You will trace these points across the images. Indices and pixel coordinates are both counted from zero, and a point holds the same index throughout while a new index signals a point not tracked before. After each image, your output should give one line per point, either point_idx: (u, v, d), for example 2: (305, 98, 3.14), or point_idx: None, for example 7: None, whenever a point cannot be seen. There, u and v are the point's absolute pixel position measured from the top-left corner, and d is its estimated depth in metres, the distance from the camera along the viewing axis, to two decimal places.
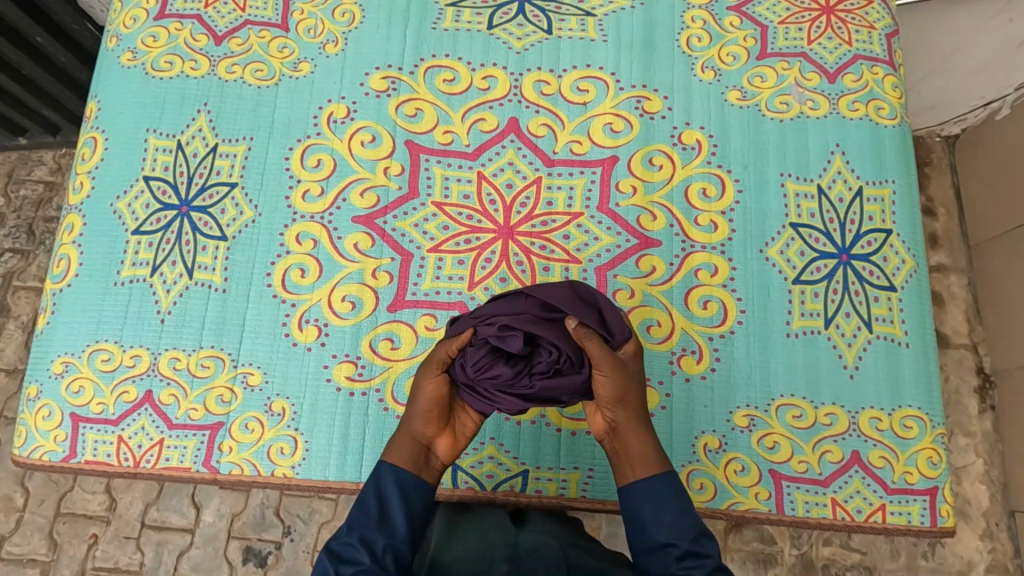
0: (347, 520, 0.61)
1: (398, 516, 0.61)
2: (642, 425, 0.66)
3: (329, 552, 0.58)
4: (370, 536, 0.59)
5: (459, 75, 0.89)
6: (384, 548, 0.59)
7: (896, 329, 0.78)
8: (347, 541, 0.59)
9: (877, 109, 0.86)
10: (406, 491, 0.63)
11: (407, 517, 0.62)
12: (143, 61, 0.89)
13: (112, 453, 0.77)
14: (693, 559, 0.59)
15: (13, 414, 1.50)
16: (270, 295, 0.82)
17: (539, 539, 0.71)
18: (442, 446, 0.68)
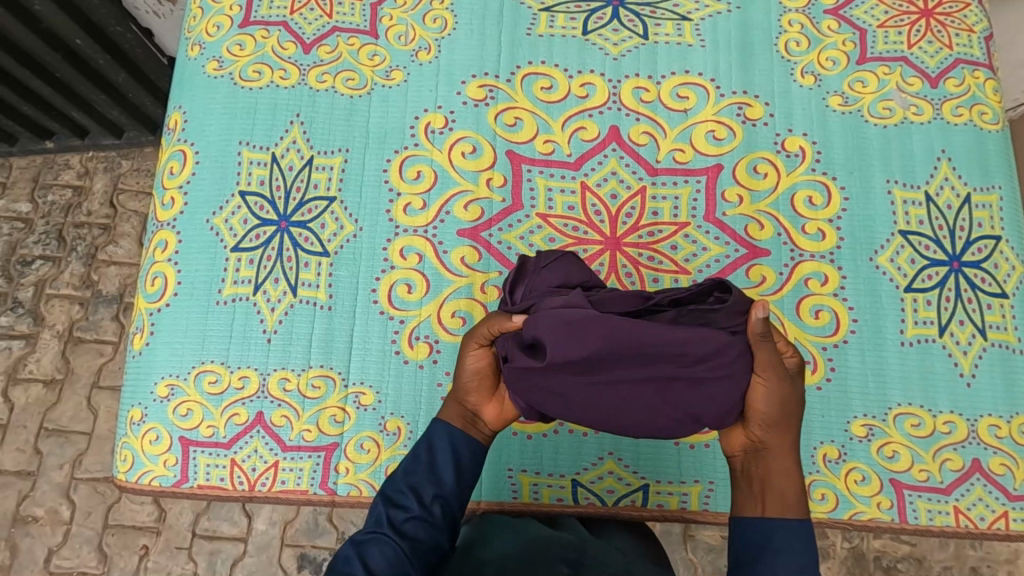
0: (402, 465, 0.65)
1: (449, 466, 0.65)
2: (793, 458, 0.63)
3: (384, 498, 0.63)
4: (422, 484, 0.63)
5: (557, 83, 0.87)
6: (436, 495, 0.63)
7: (1010, 336, 0.79)
8: (401, 491, 0.63)
9: (980, 113, 0.85)
10: (456, 444, 0.66)
11: (456, 468, 0.65)
12: (231, 70, 0.87)
13: (226, 477, 0.76)
14: None
15: (51, 424, 1.43)
16: (376, 311, 0.80)
17: (608, 552, 0.69)
18: (488, 413, 0.67)
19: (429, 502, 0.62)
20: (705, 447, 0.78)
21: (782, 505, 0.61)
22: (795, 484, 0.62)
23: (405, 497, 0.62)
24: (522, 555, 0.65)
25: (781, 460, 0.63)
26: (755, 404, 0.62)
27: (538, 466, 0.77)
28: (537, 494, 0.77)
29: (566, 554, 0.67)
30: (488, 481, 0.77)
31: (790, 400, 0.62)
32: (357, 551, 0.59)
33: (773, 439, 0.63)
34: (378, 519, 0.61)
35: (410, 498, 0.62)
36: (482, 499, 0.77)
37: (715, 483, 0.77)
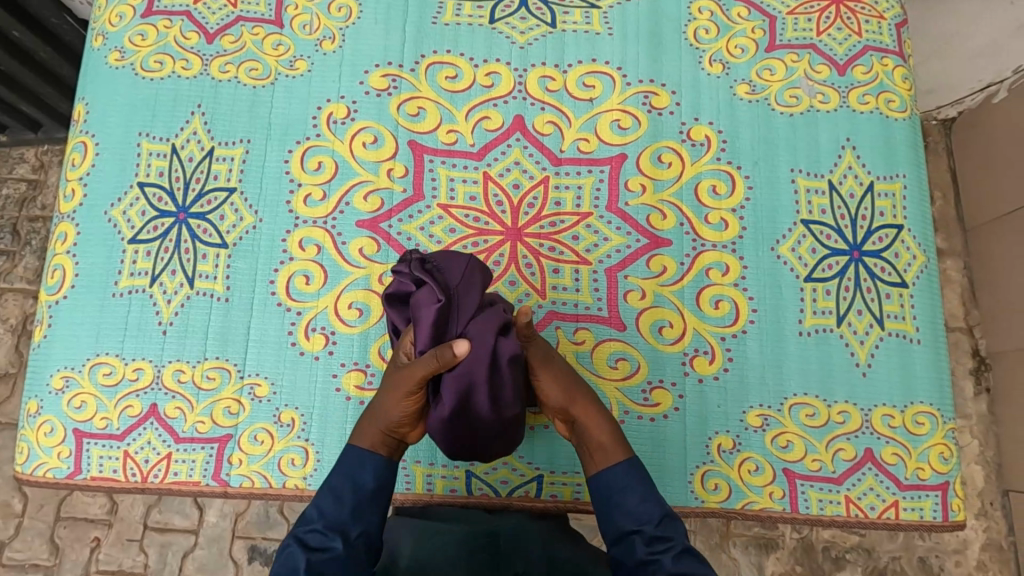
0: (314, 504, 0.61)
1: (369, 499, 0.62)
2: (602, 415, 0.65)
3: (297, 540, 0.58)
4: (342, 521, 0.60)
5: (462, 72, 0.86)
6: (358, 530, 0.60)
7: (908, 326, 0.79)
8: (315, 530, 0.59)
9: (888, 101, 0.85)
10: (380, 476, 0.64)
11: (375, 497, 0.62)
12: (132, 61, 0.86)
13: (118, 469, 0.76)
14: (660, 543, 0.57)
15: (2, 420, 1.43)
16: (274, 303, 0.80)
17: (521, 529, 0.69)
18: (412, 438, 0.68)
19: (350, 537, 0.59)
20: None
21: (605, 456, 0.63)
22: (612, 431, 0.64)
23: (323, 537, 0.58)
24: (439, 545, 0.64)
25: (592, 421, 0.65)
26: (546, 395, 0.66)
27: (432, 458, 0.77)
28: (431, 485, 0.77)
29: (481, 538, 0.65)
30: None
31: (562, 371, 0.67)
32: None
33: (581, 405, 0.65)
34: (292, 564, 0.55)
35: (332, 539, 0.58)
36: None
37: None
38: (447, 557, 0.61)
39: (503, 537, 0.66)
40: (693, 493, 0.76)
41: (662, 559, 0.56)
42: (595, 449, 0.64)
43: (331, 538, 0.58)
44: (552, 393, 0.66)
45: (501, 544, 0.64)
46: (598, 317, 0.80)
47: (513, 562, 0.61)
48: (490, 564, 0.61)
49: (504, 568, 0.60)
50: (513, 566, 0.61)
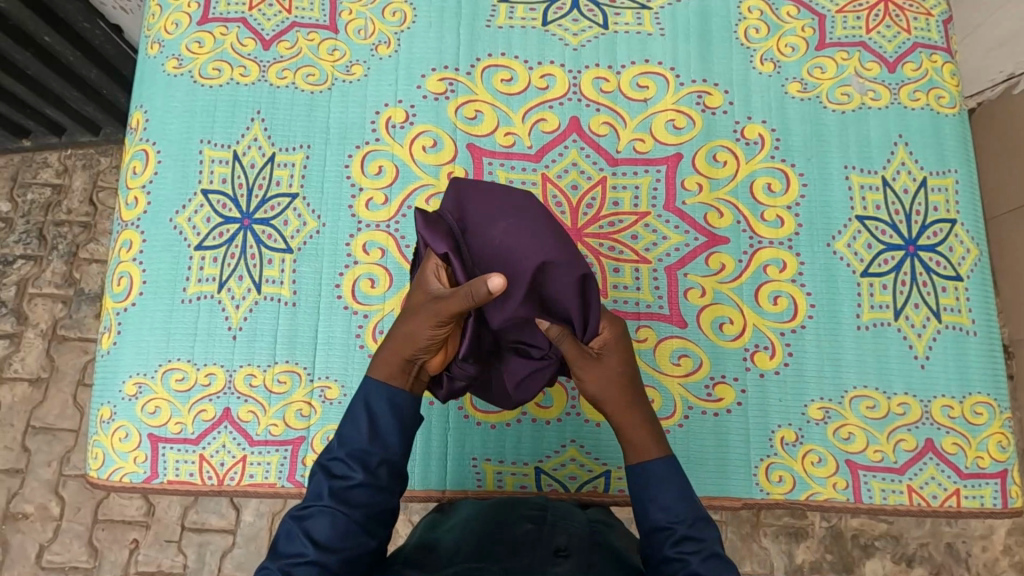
0: (338, 431, 0.57)
1: (391, 430, 0.57)
2: (638, 413, 0.60)
3: (323, 467, 0.55)
4: (365, 451, 0.55)
5: (517, 75, 0.87)
6: (382, 459, 0.56)
7: (964, 318, 0.80)
8: (338, 458, 0.55)
9: (937, 98, 0.86)
10: (398, 409, 0.58)
11: (401, 428, 0.57)
12: (190, 68, 0.87)
13: (195, 472, 0.77)
14: (692, 543, 0.54)
15: (26, 424, 1.37)
16: (340, 306, 0.81)
17: (571, 509, 0.71)
18: (434, 364, 0.61)
19: (376, 466, 0.55)
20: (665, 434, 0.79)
21: (638, 452, 0.59)
22: (648, 433, 0.60)
23: (346, 465, 0.55)
24: (487, 516, 0.67)
25: (625, 423, 0.60)
26: (582, 387, 0.61)
27: (501, 455, 0.79)
28: (501, 482, 0.79)
29: (532, 512, 0.68)
30: (452, 470, 0.79)
31: (619, 373, 0.61)
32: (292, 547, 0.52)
33: (618, 409, 0.60)
34: (318, 490, 0.54)
35: (354, 468, 0.54)
36: (446, 488, 0.78)
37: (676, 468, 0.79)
38: (494, 525, 0.64)
39: (553, 513, 0.68)
40: (759, 486, 0.77)
41: (687, 558, 0.53)
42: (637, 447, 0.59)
43: (353, 468, 0.54)
44: (589, 389, 0.61)
45: (549, 519, 0.67)
46: (660, 315, 0.81)
47: (556, 535, 0.62)
48: (533, 536, 0.62)
49: (545, 540, 0.61)
50: (555, 539, 0.62)
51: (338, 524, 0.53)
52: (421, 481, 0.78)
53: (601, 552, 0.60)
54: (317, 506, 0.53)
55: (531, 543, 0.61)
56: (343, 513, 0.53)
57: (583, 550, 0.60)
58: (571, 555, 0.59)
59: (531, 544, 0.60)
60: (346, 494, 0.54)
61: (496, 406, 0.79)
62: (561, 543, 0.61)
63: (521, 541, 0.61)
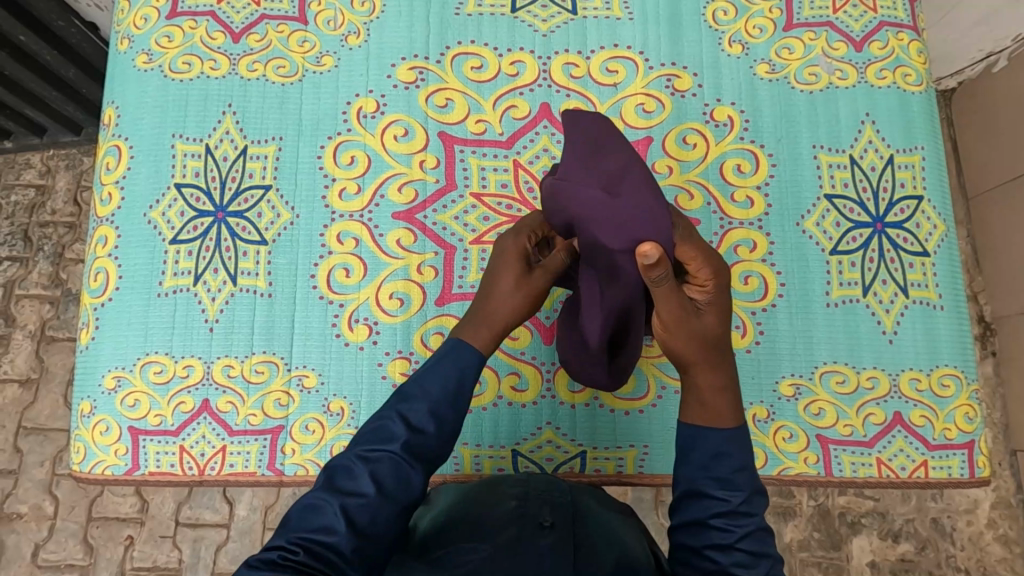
0: (412, 382, 0.57)
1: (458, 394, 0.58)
2: (718, 372, 0.58)
3: (397, 413, 0.56)
4: (438, 407, 0.56)
5: (487, 62, 0.88)
6: (449, 422, 0.57)
7: (931, 293, 0.82)
8: (417, 408, 0.56)
9: (904, 75, 0.87)
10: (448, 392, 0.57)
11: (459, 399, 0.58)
12: (160, 63, 0.87)
13: (176, 462, 0.78)
14: (740, 518, 0.53)
15: (17, 425, 1.38)
16: (316, 297, 0.82)
17: (552, 480, 0.70)
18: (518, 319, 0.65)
19: (445, 425, 0.57)
20: (639, 414, 0.81)
21: (713, 414, 0.57)
22: (724, 394, 0.58)
23: (421, 417, 0.56)
24: (470, 498, 0.66)
25: (700, 382, 0.58)
26: (665, 343, 0.59)
27: (478, 439, 0.80)
28: (479, 465, 0.80)
29: (515, 488, 0.67)
30: None
31: (700, 331, 0.57)
32: (349, 475, 0.53)
33: (696, 370, 0.58)
34: (390, 435, 0.54)
35: (429, 421, 0.56)
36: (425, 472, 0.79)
37: (650, 447, 0.80)
38: (478, 504, 0.64)
39: (535, 487, 0.67)
40: None
41: (732, 531, 0.53)
42: (717, 408, 0.57)
43: (429, 422, 0.55)
44: (674, 347, 0.58)
45: (532, 492, 0.66)
46: None
47: (541, 508, 0.62)
48: (519, 512, 0.61)
49: (530, 514, 0.61)
50: (541, 513, 0.61)
51: (402, 475, 0.53)
52: None
53: (586, 526, 0.61)
54: (387, 451, 0.54)
55: (515, 518, 0.60)
56: (407, 463, 0.54)
57: (568, 522, 0.60)
58: (558, 527, 0.59)
59: (517, 521, 0.60)
60: (414, 450, 0.55)
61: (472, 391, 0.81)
62: (547, 516, 0.60)
63: (506, 518, 0.60)
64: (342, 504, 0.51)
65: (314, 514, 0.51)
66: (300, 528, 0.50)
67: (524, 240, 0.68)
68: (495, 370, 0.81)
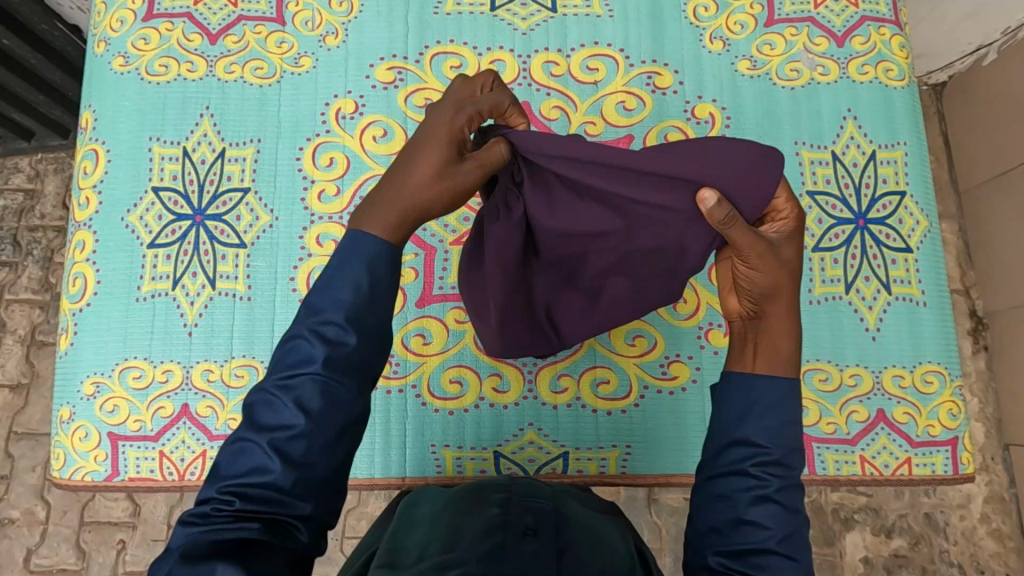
0: (318, 289, 0.45)
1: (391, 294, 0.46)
2: (795, 318, 0.51)
3: (309, 330, 0.43)
4: (358, 314, 0.44)
5: (466, 61, 0.87)
6: (376, 327, 0.45)
7: (914, 289, 0.81)
8: (331, 321, 0.44)
9: (886, 71, 0.86)
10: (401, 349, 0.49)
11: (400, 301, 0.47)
12: (137, 66, 0.86)
13: (156, 468, 0.78)
14: (779, 471, 0.46)
15: (9, 431, 1.37)
16: (296, 300, 0.81)
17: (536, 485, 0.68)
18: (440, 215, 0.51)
19: (368, 335, 0.44)
20: (622, 414, 0.80)
21: (773, 361, 0.49)
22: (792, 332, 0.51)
23: (339, 328, 0.43)
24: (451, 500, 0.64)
25: (780, 321, 0.51)
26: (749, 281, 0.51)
27: (460, 441, 0.79)
28: (461, 467, 0.79)
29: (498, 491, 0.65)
30: (411, 456, 0.79)
31: (790, 261, 0.51)
32: (274, 401, 0.43)
33: (784, 304, 0.50)
34: (305, 356, 0.43)
35: (348, 332, 0.44)
36: (407, 474, 0.79)
37: (632, 446, 0.80)
38: (460, 506, 0.61)
39: (519, 489, 0.65)
40: None
41: (770, 484, 0.45)
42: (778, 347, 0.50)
43: (348, 333, 0.43)
44: (761, 282, 0.50)
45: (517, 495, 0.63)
46: None
47: (525, 512, 0.59)
48: (504, 518, 0.59)
49: (514, 519, 0.59)
50: (526, 517, 0.59)
51: (331, 394, 0.43)
52: (381, 469, 0.79)
53: (571, 528, 0.59)
54: (305, 374, 0.42)
55: (498, 524, 0.58)
56: (334, 380, 0.43)
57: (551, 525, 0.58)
58: (542, 533, 0.56)
59: (501, 527, 0.57)
60: (339, 363, 0.43)
61: (453, 393, 0.80)
62: (531, 521, 0.58)
63: (488, 523, 0.58)
64: (270, 439, 0.41)
65: (243, 454, 0.42)
66: (232, 471, 0.42)
67: (463, 120, 0.50)
68: (477, 372, 0.80)
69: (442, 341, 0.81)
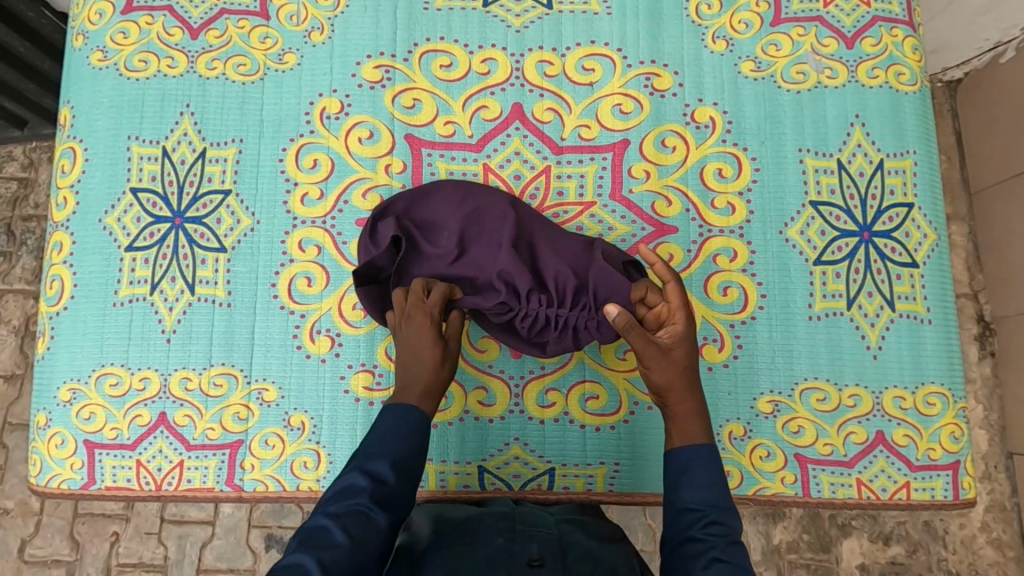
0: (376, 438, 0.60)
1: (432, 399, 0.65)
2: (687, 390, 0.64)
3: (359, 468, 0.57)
4: (399, 456, 0.59)
5: (457, 60, 0.83)
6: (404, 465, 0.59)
7: (919, 306, 0.78)
8: (377, 464, 0.58)
9: (897, 74, 0.82)
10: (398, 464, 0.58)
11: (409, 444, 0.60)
12: (115, 61, 0.83)
13: (132, 477, 0.76)
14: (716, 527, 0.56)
15: None
16: (277, 307, 0.79)
17: (538, 513, 0.65)
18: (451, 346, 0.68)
19: (402, 473, 0.58)
20: (610, 430, 0.78)
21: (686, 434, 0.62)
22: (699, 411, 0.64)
23: (381, 469, 0.57)
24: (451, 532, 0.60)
25: (686, 407, 0.64)
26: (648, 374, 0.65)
27: (444, 455, 0.77)
28: (444, 482, 0.77)
29: (499, 521, 0.61)
30: None
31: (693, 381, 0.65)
32: (313, 551, 0.51)
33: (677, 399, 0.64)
34: (356, 489, 0.56)
35: (389, 470, 0.57)
36: None
37: (620, 464, 0.77)
38: (459, 539, 0.58)
39: (521, 520, 0.62)
40: None
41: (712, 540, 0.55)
42: (688, 430, 0.62)
43: (389, 471, 0.57)
44: (656, 377, 0.64)
45: (519, 526, 0.60)
46: None
47: (528, 544, 0.56)
48: (506, 548, 0.55)
49: (518, 551, 0.55)
50: (528, 548, 0.55)
51: (369, 524, 0.54)
52: None
53: (576, 561, 0.54)
54: (352, 505, 0.55)
55: (505, 554, 0.54)
56: (376, 513, 0.55)
57: (557, 557, 0.55)
58: (548, 565, 0.53)
59: (504, 561, 0.53)
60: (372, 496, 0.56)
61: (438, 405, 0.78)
62: (535, 552, 0.54)
63: (493, 554, 0.54)
64: (319, 560, 0.51)
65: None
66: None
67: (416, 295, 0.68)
68: (462, 384, 0.78)
69: None
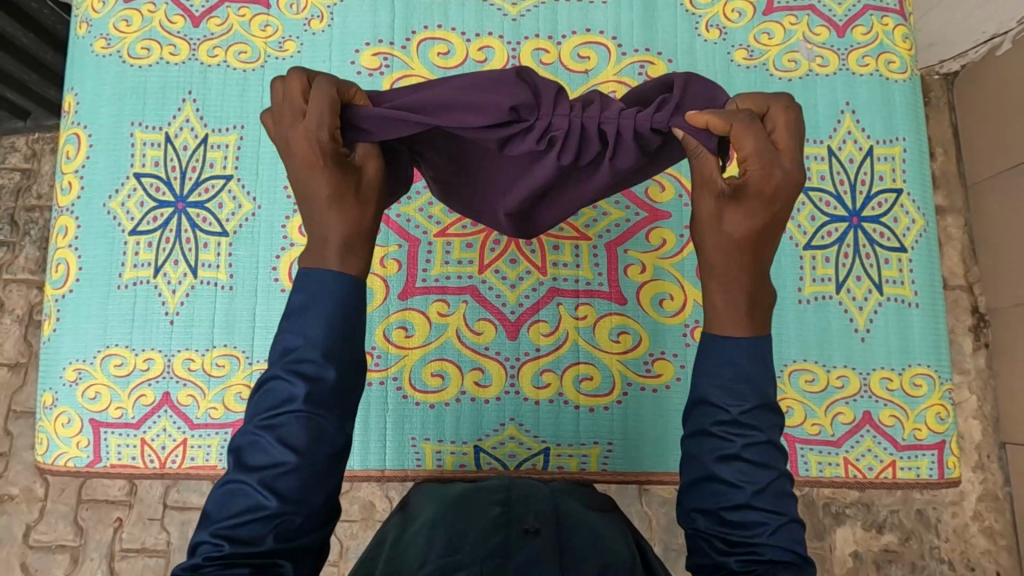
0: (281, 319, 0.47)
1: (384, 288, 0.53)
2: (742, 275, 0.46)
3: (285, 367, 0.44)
4: (332, 348, 0.45)
5: (454, 48, 0.85)
6: (350, 362, 0.46)
7: (907, 290, 0.80)
8: (306, 359, 0.44)
9: (888, 62, 0.84)
10: None
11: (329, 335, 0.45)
12: (118, 48, 0.84)
13: (137, 455, 0.78)
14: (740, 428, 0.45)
15: None
16: (277, 290, 0.81)
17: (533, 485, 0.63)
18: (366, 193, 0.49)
19: (346, 366, 0.45)
20: (604, 410, 0.80)
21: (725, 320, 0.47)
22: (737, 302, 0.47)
23: (316, 365, 0.44)
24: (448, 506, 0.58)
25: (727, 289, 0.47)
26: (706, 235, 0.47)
27: (440, 435, 0.79)
28: (440, 461, 0.79)
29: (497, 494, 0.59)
30: (391, 450, 0.79)
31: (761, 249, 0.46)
32: (252, 471, 0.42)
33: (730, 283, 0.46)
34: (286, 395, 0.43)
35: (325, 367, 0.44)
36: (386, 467, 0.78)
37: (613, 444, 0.79)
38: (456, 517, 0.55)
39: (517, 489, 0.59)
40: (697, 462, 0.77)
41: (735, 441, 0.45)
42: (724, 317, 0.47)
43: (326, 369, 0.44)
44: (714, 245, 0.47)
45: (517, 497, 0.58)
46: (599, 291, 0.81)
47: (524, 511, 0.55)
48: (502, 520, 0.54)
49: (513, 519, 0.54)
50: (524, 515, 0.55)
51: (315, 430, 0.43)
52: (360, 461, 0.79)
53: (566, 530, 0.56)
54: (286, 414, 0.43)
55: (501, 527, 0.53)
56: (317, 414, 0.44)
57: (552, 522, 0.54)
58: (543, 531, 0.53)
59: (501, 535, 0.52)
60: (316, 397, 0.44)
61: (434, 386, 0.80)
62: (531, 519, 0.54)
63: (490, 528, 0.53)
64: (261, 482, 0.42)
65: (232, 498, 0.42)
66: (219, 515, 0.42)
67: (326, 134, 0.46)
68: (458, 366, 0.80)
69: (424, 334, 0.80)
